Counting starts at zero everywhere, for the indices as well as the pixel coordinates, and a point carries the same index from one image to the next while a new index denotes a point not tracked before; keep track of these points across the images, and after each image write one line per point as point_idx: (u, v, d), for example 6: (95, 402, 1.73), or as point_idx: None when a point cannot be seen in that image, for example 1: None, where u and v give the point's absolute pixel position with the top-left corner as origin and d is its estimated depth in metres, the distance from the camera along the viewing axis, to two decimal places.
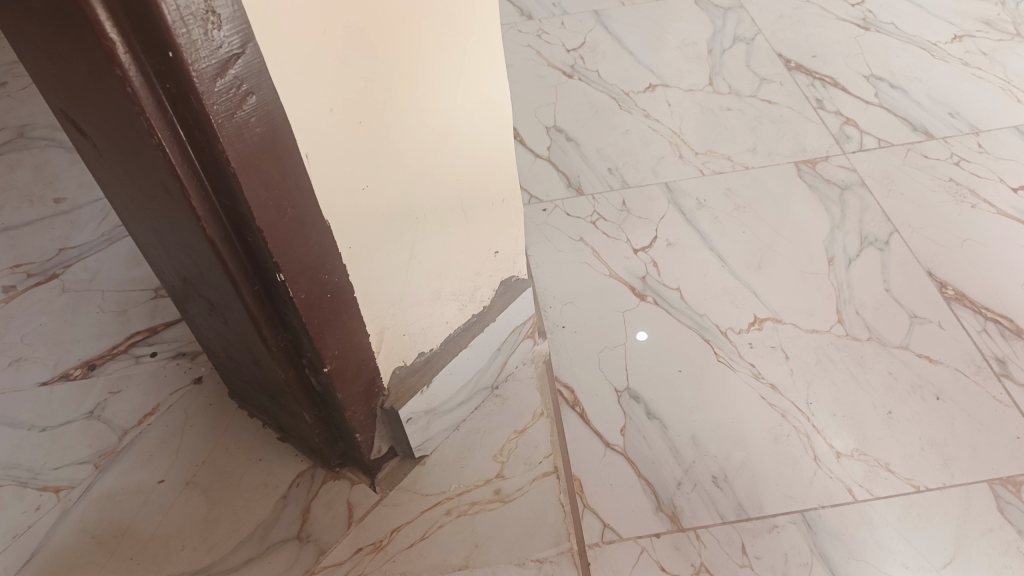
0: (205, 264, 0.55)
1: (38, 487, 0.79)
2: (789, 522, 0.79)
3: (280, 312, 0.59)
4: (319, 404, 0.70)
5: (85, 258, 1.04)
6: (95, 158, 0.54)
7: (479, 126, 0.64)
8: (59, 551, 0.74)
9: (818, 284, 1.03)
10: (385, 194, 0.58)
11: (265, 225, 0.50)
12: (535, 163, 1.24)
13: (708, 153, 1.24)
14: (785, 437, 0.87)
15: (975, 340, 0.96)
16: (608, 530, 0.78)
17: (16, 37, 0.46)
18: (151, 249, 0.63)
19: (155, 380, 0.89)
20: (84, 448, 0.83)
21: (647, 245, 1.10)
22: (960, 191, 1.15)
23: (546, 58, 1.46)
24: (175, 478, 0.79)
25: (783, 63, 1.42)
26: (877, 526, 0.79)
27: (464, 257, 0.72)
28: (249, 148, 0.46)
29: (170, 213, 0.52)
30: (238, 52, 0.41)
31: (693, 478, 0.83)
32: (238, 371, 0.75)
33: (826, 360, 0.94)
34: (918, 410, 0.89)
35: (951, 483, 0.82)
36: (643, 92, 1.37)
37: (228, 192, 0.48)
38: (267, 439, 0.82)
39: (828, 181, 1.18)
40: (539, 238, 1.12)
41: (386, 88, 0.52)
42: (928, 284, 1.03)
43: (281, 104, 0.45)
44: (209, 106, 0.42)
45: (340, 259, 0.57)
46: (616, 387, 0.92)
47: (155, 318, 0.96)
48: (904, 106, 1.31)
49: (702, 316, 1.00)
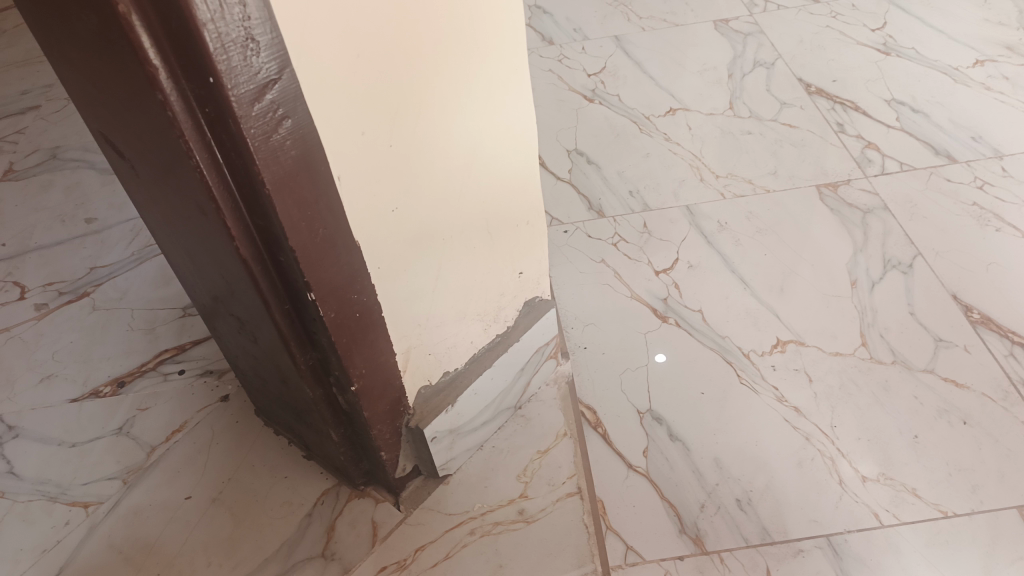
0: (237, 283, 0.56)
1: (67, 503, 0.81)
2: (815, 547, 0.79)
3: (310, 331, 0.60)
4: (345, 423, 0.71)
5: (115, 277, 1.06)
6: (134, 178, 0.56)
7: (504, 151, 0.65)
8: (87, 566, 0.75)
9: (841, 307, 1.03)
10: (413, 216, 0.59)
11: (298, 245, 0.51)
12: (557, 186, 1.25)
13: (729, 177, 1.24)
14: (809, 460, 0.86)
15: (1002, 365, 0.95)
16: (631, 552, 0.79)
17: (61, 62, 0.48)
18: (183, 267, 0.65)
19: (182, 398, 0.90)
20: (112, 464, 0.84)
21: (669, 267, 1.10)
22: (984, 215, 1.15)
23: (567, 83, 1.48)
24: (201, 495, 0.80)
25: (804, 87, 1.43)
26: (904, 552, 0.78)
27: (489, 277, 0.73)
28: (284, 169, 0.47)
29: (205, 233, 0.53)
30: (275, 77, 0.43)
31: (717, 501, 0.83)
32: (265, 390, 0.76)
33: (849, 384, 0.94)
34: (944, 435, 0.88)
35: (979, 509, 0.81)
36: (664, 116, 1.38)
37: (262, 212, 0.49)
38: (292, 457, 0.83)
39: (850, 204, 1.18)
40: (561, 260, 1.12)
41: (416, 113, 0.53)
42: (953, 308, 1.02)
43: (315, 128, 0.47)
44: (247, 129, 0.44)
45: (368, 279, 0.58)
46: (638, 409, 0.92)
47: (183, 337, 0.97)
48: (926, 131, 1.31)
49: (724, 338, 1.00)
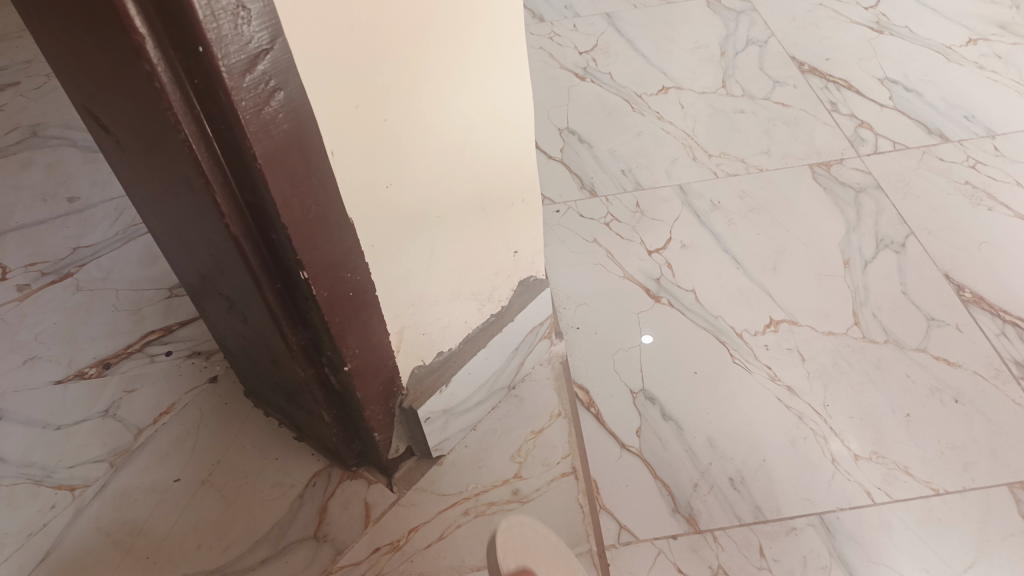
0: (227, 262, 0.55)
1: (52, 485, 0.79)
2: (808, 525, 0.79)
3: (302, 310, 0.59)
4: (337, 404, 0.70)
5: (99, 257, 1.04)
6: (119, 155, 0.54)
7: (499, 128, 0.63)
8: (75, 550, 0.74)
9: (834, 286, 1.03)
10: (407, 193, 0.58)
11: (290, 222, 0.50)
12: (548, 165, 1.24)
13: (722, 156, 1.23)
14: (802, 439, 0.86)
15: (994, 343, 0.95)
16: (624, 531, 0.78)
17: (43, 35, 0.46)
18: (170, 245, 0.63)
19: (169, 379, 0.88)
20: (99, 446, 0.82)
21: (661, 247, 1.09)
22: (976, 193, 1.15)
23: (558, 60, 1.46)
24: (190, 477, 0.79)
25: (797, 65, 1.42)
26: (897, 530, 0.78)
27: (483, 257, 0.72)
28: (276, 145, 0.45)
29: (194, 210, 0.52)
30: (267, 48, 0.41)
31: (710, 480, 0.83)
32: (255, 370, 0.75)
33: (843, 363, 0.94)
34: (936, 413, 0.88)
35: (971, 487, 0.82)
36: (656, 94, 1.36)
37: (253, 188, 0.47)
38: (283, 439, 0.82)
39: (842, 183, 1.18)
40: (553, 239, 1.11)
41: (409, 87, 0.52)
42: (945, 287, 1.02)
43: (308, 101, 0.45)
44: (237, 102, 0.42)
45: (362, 257, 0.57)
46: (631, 388, 0.92)
47: (170, 318, 0.95)
48: (919, 110, 1.30)
49: (717, 317, 1.00)
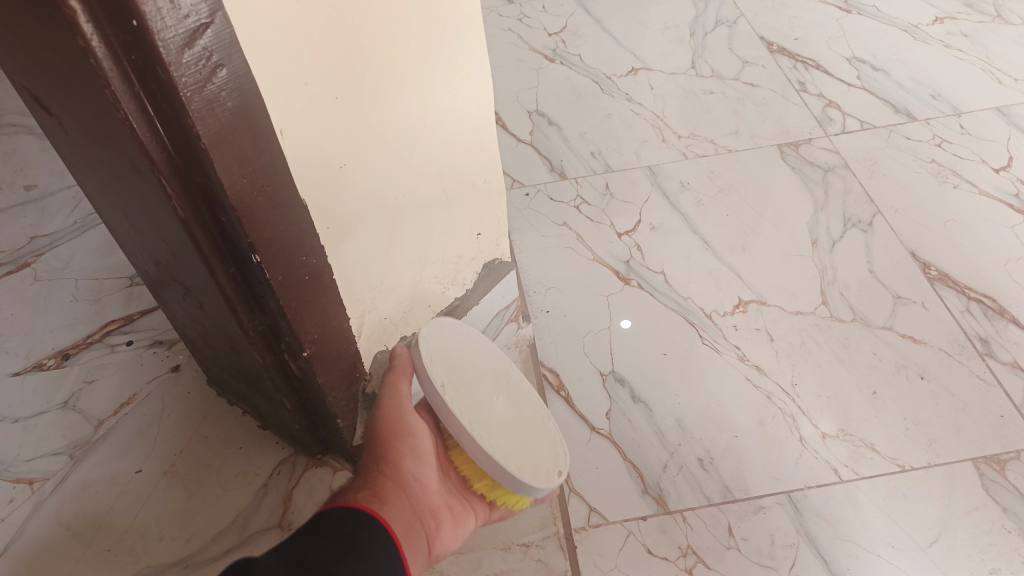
0: (179, 247, 0.53)
1: (11, 479, 0.78)
2: (775, 503, 0.79)
3: (257, 296, 0.57)
4: (299, 390, 0.69)
5: (58, 246, 1.02)
6: (63, 138, 0.53)
7: (458, 107, 0.62)
8: (34, 543, 0.73)
9: (802, 266, 1.03)
10: (363, 173, 0.57)
11: (240, 206, 0.48)
12: (518, 148, 1.23)
13: (691, 137, 1.23)
14: (770, 418, 0.86)
15: (959, 320, 0.96)
16: (593, 514, 0.78)
17: None
18: (122, 232, 0.62)
19: (131, 369, 0.87)
20: (59, 439, 0.81)
21: (631, 229, 1.09)
22: (942, 172, 1.16)
23: (527, 42, 1.44)
24: (152, 468, 0.78)
25: (766, 45, 1.41)
26: (863, 506, 0.79)
27: (447, 239, 0.72)
28: (222, 123, 0.43)
29: (141, 193, 0.50)
30: (207, 22, 0.39)
31: (679, 461, 0.83)
32: (216, 358, 0.73)
33: (810, 342, 0.94)
34: (902, 390, 0.89)
35: (936, 462, 0.82)
36: (626, 76, 1.36)
37: (200, 170, 0.45)
38: (248, 428, 0.81)
39: (811, 163, 1.18)
40: (522, 222, 1.10)
41: (362, 64, 0.51)
42: (912, 265, 1.03)
43: (253, 77, 0.43)
44: (178, 78, 0.40)
45: (317, 240, 0.56)
46: (600, 370, 0.91)
47: (131, 307, 0.94)
48: (887, 89, 1.31)
49: (686, 298, 0.99)
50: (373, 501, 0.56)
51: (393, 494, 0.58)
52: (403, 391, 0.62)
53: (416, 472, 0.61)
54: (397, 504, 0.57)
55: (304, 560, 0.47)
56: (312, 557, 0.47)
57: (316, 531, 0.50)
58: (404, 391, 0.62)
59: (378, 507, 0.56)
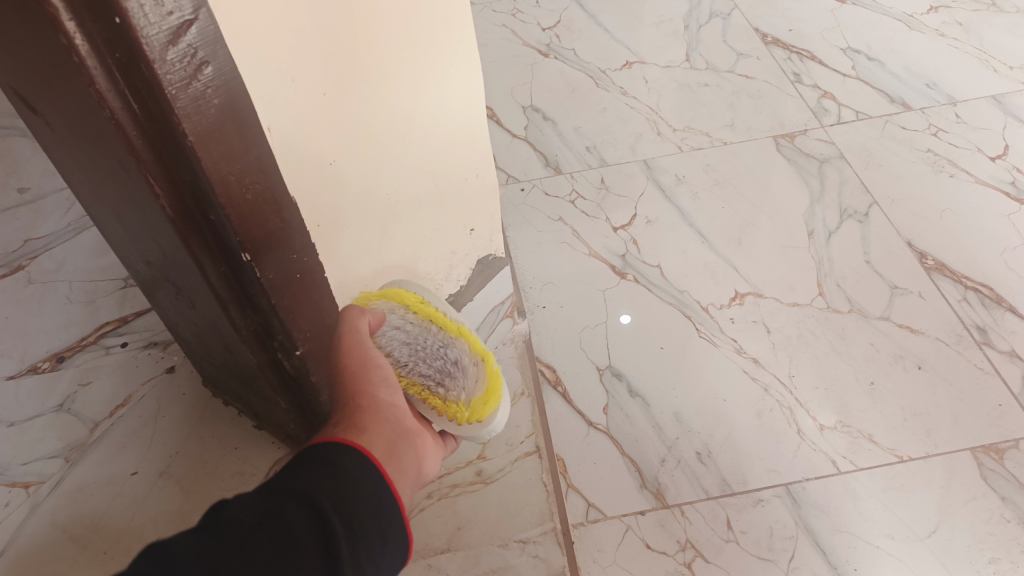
0: (168, 246, 0.53)
1: (6, 482, 0.78)
2: (774, 496, 0.79)
3: (248, 294, 0.57)
4: (293, 389, 0.69)
5: (52, 249, 1.01)
6: (49, 139, 0.52)
7: (447, 101, 0.62)
8: (30, 547, 0.72)
9: (799, 257, 1.03)
10: (351, 171, 0.57)
11: (228, 204, 0.48)
12: (512, 143, 1.22)
13: (686, 130, 1.22)
14: (768, 411, 0.86)
15: (956, 309, 0.96)
16: (592, 509, 0.78)
17: None
18: (113, 233, 0.61)
19: (125, 371, 0.87)
20: (53, 441, 0.80)
21: (627, 223, 1.08)
22: (938, 161, 1.15)
23: (521, 37, 1.44)
24: (148, 469, 0.77)
25: (760, 37, 1.41)
26: (861, 498, 0.79)
27: (437, 234, 0.73)
28: (208, 120, 0.43)
29: (129, 194, 0.50)
30: (191, 18, 0.38)
31: (677, 455, 0.82)
32: (210, 357, 0.73)
33: (808, 334, 0.94)
34: (899, 380, 0.89)
35: (934, 452, 0.82)
36: (620, 69, 1.35)
37: (187, 167, 0.45)
38: (243, 428, 0.81)
39: (806, 154, 1.18)
40: (517, 218, 1.10)
41: (349, 61, 0.50)
42: (909, 255, 1.03)
43: (239, 74, 0.43)
44: (162, 74, 0.39)
45: (307, 238, 0.56)
46: (597, 365, 0.91)
47: (125, 308, 0.93)
48: (881, 79, 1.30)
49: (682, 292, 0.99)
50: (353, 431, 0.51)
51: (375, 419, 0.54)
52: (360, 326, 0.57)
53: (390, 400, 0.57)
54: (379, 427, 0.53)
55: (286, 490, 0.43)
56: (293, 486, 0.44)
57: (298, 465, 0.46)
58: (362, 327, 0.58)
59: (360, 433, 0.52)
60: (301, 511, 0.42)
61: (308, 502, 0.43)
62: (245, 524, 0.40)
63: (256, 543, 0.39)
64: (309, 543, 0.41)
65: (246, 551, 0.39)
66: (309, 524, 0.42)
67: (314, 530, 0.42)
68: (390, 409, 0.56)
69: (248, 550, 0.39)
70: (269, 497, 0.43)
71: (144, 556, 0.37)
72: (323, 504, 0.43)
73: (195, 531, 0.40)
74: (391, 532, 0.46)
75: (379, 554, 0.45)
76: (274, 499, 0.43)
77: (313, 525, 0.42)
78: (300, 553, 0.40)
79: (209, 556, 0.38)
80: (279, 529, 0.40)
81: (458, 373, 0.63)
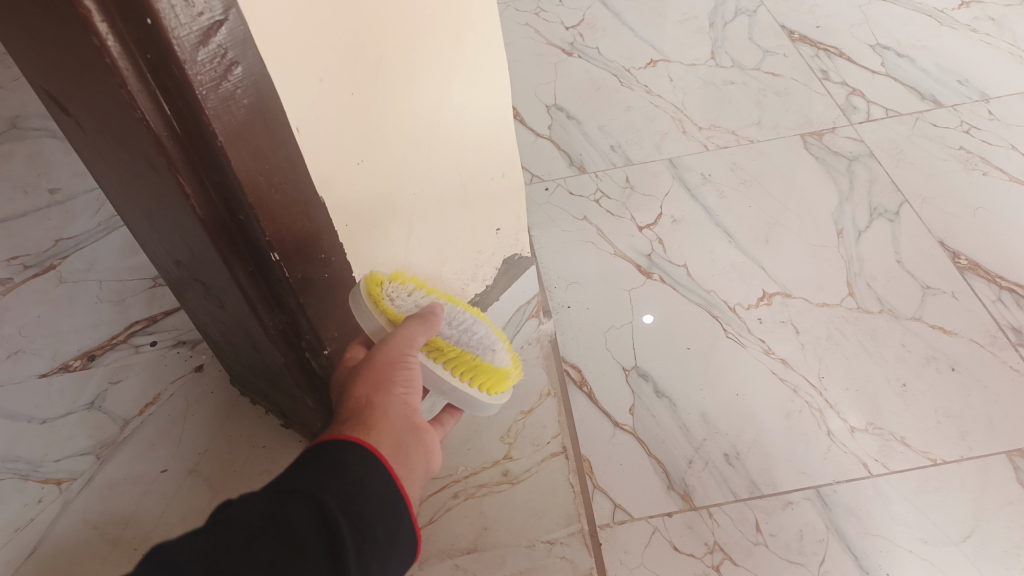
0: (198, 246, 0.53)
1: (39, 479, 0.79)
2: (804, 498, 0.78)
3: (276, 293, 0.57)
4: (319, 387, 0.70)
5: (82, 248, 1.02)
6: (82, 139, 0.53)
7: (473, 99, 0.62)
8: (62, 543, 0.73)
9: (828, 257, 1.01)
10: (377, 170, 0.56)
11: (257, 203, 0.48)
12: (537, 143, 1.22)
13: (712, 128, 1.21)
14: (797, 412, 0.85)
15: (991, 310, 0.94)
16: (618, 510, 0.78)
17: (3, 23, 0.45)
18: (143, 232, 0.62)
19: (155, 369, 0.88)
20: (84, 439, 0.81)
21: (652, 222, 1.07)
22: (971, 159, 1.13)
23: (544, 37, 1.43)
24: (177, 467, 0.78)
25: (787, 34, 1.39)
26: (894, 501, 0.77)
27: (464, 233, 0.73)
28: (238, 120, 0.43)
29: (160, 194, 0.50)
30: (222, 18, 0.38)
31: (704, 456, 0.81)
32: (237, 356, 0.74)
33: (837, 334, 0.93)
34: (932, 381, 0.87)
35: (968, 455, 0.81)
36: (645, 68, 1.34)
37: (216, 167, 0.45)
38: (270, 426, 0.81)
39: (835, 152, 1.16)
40: (542, 218, 1.09)
41: (375, 60, 0.50)
42: (941, 255, 1.01)
43: (268, 74, 0.42)
44: (193, 75, 0.39)
45: (335, 237, 0.56)
46: (623, 365, 0.91)
47: (154, 307, 0.94)
48: (912, 75, 1.28)
49: (709, 292, 0.98)
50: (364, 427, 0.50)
51: (384, 421, 0.52)
52: (420, 339, 0.53)
53: (406, 400, 0.54)
54: (386, 426, 0.52)
55: (291, 490, 0.43)
56: (300, 485, 0.44)
57: (307, 464, 0.46)
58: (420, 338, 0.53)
59: (366, 433, 0.51)
60: (305, 511, 0.42)
61: (313, 502, 0.43)
62: (250, 526, 0.41)
63: (258, 548, 0.40)
64: (314, 545, 0.41)
65: (249, 556, 0.39)
66: (314, 527, 0.42)
67: (319, 532, 0.42)
68: (404, 404, 0.54)
69: (251, 556, 0.39)
70: (276, 497, 0.43)
71: (147, 558, 0.38)
72: (329, 504, 0.43)
73: (199, 532, 0.40)
74: (399, 531, 0.46)
75: (387, 553, 0.45)
76: (280, 499, 0.43)
77: (318, 526, 0.42)
78: (304, 556, 0.40)
79: (212, 562, 0.38)
80: (282, 531, 0.41)
81: (493, 338, 0.61)
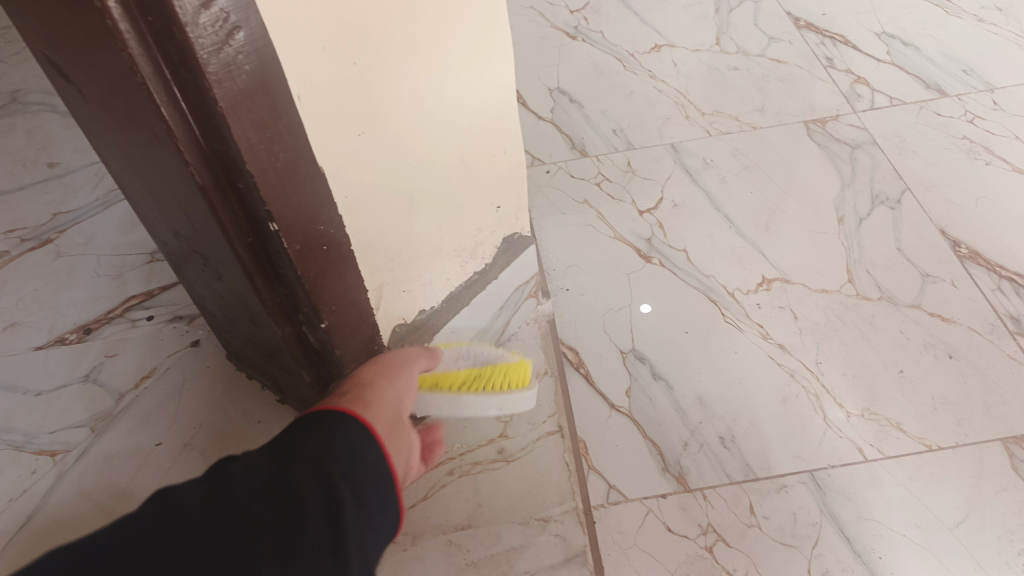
0: (196, 215, 0.53)
1: (34, 451, 0.79)
2: (798, 482, 0.78)
3: (274, 265, 0.57)
4: (317, 362, 0.70)
5: (80, 223, 1.02)
6: (79, 104, 0.52)
7: (477, 74, 0.61)
8: (57, 513, 0.73)
9: (828, 243, 1.01)
10: (379, 143, 0.56)
11: (257, 171, 0.47)
12: (538, 125, 1.21)
13: (715, 114, 1.21)
14: (794, 397, 0.85)
15: (990, 299, 0.94)
16: (613, 491, 0.78)
17: None
18: (141, 202, 0.62)
19: (152, 344, 0.88)
20: (81, 412, 0.81)
21: (653, 207, 1.07)
22: (974, 148, 1.13)
23: (548, 19, 1.42)
24: (173, 440, 0.78)
25: (793, 21, 1.38)
26: (888, 485, 0.78)
27: (464, 211, 0.72)
28: (239, 87, 0.43)
29: (158, 161, 0.49)
30: None
31: (700, 439, 0.81)
32: (236, 331, 0.73)
33: (836, 320, 0.92)
34: (929, 368, 0.87)
35: (964, 442, 0.81)
36: (649, 52, 1.33)
37: (217, 135, 0.45)
38: (267, 402, 0.81)
39: (838, 139, 1.16)
40: (543, 201, 1.09)
41: (380, 29, 0.49)
42: (941, 243, 1.01)
43: (270, 40, 0.42)
44: (194, 39, 0.39)
45: (335, 209, 0.56)
46: (621, 348, 0.90)
47: (151, 282, 0.94)
48: (917, 64, 1.27)
49: (708, 277, 0.98)
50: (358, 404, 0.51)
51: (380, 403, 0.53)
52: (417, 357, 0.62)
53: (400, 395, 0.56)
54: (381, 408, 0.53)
55: (291, 455, 0.43)
56: (299, 451, 0.44)
57: (304, 432, 0.46)
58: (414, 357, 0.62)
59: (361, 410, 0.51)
60: (308, 472, 0.42)
61: (315, 465, 0.43)
62: (254, 486, 0.40)
63: (260, 505, 0.39)
64: (314, 505, 0.40)
65: (251, 511, 0.38)
66: (317, 488, 0.41)
67: (319, 494, 0.41)
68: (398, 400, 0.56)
69: (254, 512, 0.38)
70: (277, 460, 0.43)
71: (150, 507, 0.38)
72: (329, 470, 0.43)
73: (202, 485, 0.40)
74: (388, 506, 0.46)
75: (378, 525, 0.45)
76: (280, 464, 0.42)
77: (319, 488, 0.41)
78: (304, 515, 0.39)
79: (216, 514, 0.37)
80: (285, 492, 0.40)
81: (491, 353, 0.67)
